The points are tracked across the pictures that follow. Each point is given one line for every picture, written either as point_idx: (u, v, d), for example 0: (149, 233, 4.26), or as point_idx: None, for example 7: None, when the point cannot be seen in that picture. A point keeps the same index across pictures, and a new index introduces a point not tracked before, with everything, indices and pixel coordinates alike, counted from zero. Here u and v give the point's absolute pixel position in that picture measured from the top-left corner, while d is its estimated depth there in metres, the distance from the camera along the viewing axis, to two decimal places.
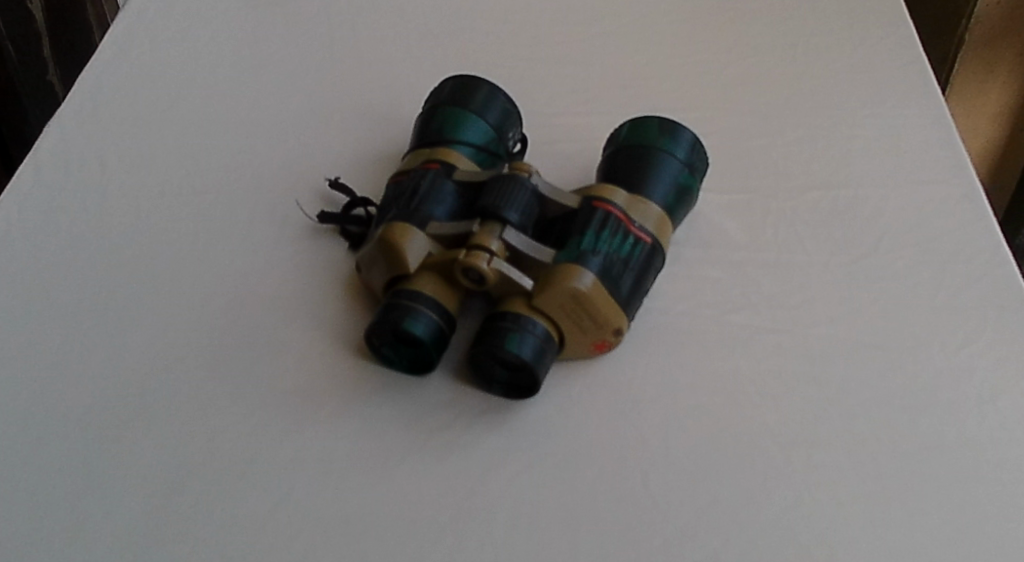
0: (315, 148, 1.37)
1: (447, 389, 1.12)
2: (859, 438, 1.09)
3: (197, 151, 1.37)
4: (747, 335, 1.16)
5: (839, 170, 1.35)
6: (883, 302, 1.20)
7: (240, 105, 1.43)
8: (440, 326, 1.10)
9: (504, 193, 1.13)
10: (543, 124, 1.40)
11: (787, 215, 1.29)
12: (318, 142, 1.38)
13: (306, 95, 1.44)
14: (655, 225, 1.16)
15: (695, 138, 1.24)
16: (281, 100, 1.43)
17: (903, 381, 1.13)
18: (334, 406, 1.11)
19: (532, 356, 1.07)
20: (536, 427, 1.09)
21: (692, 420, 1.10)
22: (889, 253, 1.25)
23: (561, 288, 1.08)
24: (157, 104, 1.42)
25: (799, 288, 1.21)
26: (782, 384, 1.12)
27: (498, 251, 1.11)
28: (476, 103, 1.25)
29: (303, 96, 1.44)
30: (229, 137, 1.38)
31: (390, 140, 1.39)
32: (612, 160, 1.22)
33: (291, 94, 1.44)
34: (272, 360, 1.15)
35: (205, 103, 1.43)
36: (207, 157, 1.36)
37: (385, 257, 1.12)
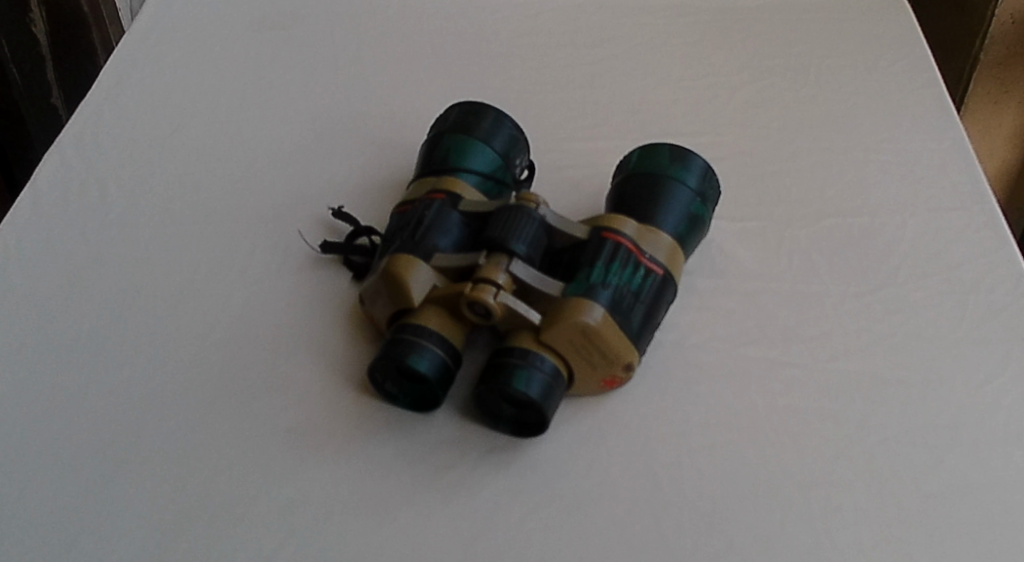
0: (318, 175, 1.35)
1: (452, 427, 1.08)
2: (881, 478, 1.05)
3: (198, 178, 1.34)
4: (762, 370, 1.13)
5: (855, 197, 1.32)
6: (903, 334, 1.16)
7: (242, 131, 1.40)
8: (445, 362, 1.06)
9: (511, 224, 1.10)
10: (551, 150, 1.37)
11: (801, 244, 1.26)
12: (321, 169, 1.35)
13: (310, 121, 1.42)
14: (666, 257, 1.12)
15: (707, 165, 1.21)
16: (284, 126, 1.41)
17: (926, 417, 1.09)
18: (335, 444, 1.08)
19: (540, 393, 1.03)
20: (544, 467, 1.06)
21: (707, 459, 1.06)
22: (908, 283, 1.21)
23: (571, 323, 1.04)
24: (158, 131, 1.40)
25: (815, 320, 1.18)
26: (799, 421, 1.09)
27: (505, 283, 1.08)
28: (482, 131, 1.23)
29: (306, 122, 1.41)
30: (231, 165, 1.36)
31: (395, 166, 1.36)
32: (621, 189, 1.19)
33: (294, 120, 1.42)
34: (272, 396, 1.12)
35: (206, 129, 1.40)
36: (209, 184, 1.33)
37: (389, 289, 1.09)
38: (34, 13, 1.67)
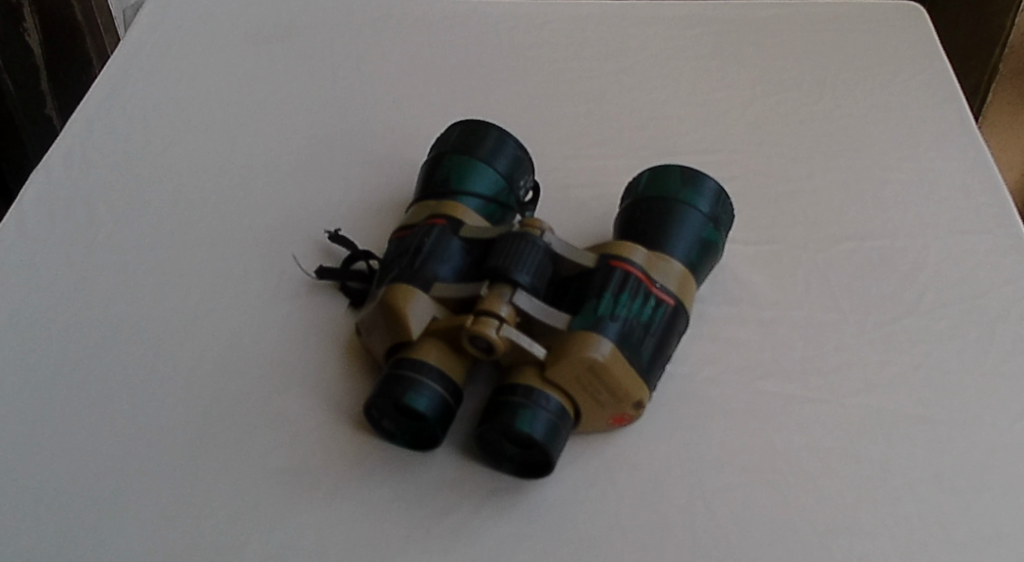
0: (313, 192, 1.29)
1: (452, 467, 1.03)
2: (906, 525, 1.00)
3: (190, 195, 1.28)
4: (779, 406, 1.08)
5: (875, 219, 1.26)
6: (926, 369, 1.11)
7: (236, 147, 1.34)
8: (445, 400, 1.01)
9: (514, 253, 1.04)
10: (557, 168, 1.32)
11: (819, 268, 1.20)
12: (317, 187, 1.30)
13: (307, 136, 1.36)
14: (677, 286, 1.07)
15: (720, 187, 1.15)
16: (280, 142, 1.35)
17: (952, 459, 1.04)
18: (329, 486, 1.03)
19: (544, 434, 0.98)
20: (549, 510, 1.01)
21: (722, 503, 1.01)
22: (931, 312, 1.16)
23: (577, 359, 0.99)
24: (148, 148, 1.34)
25: (834, 352, 1.12)
26: (819, 463, 1.04)
27: (508, 315, 1.02)
28: (484, 152, 1.17)
29: (301, 138, 1.36)
30: (226, 182, 1.30)
31: (394, 184, 1.30)
32: (630, 213, 1.13)
33: (290, 136, 1.36)
34: (263, 432, 1.06)
35: (200, 145, 1.34)
36: (202, 202, 1.27)
37: (386, 321, 1.04)
38: (27, 22, 1.61)
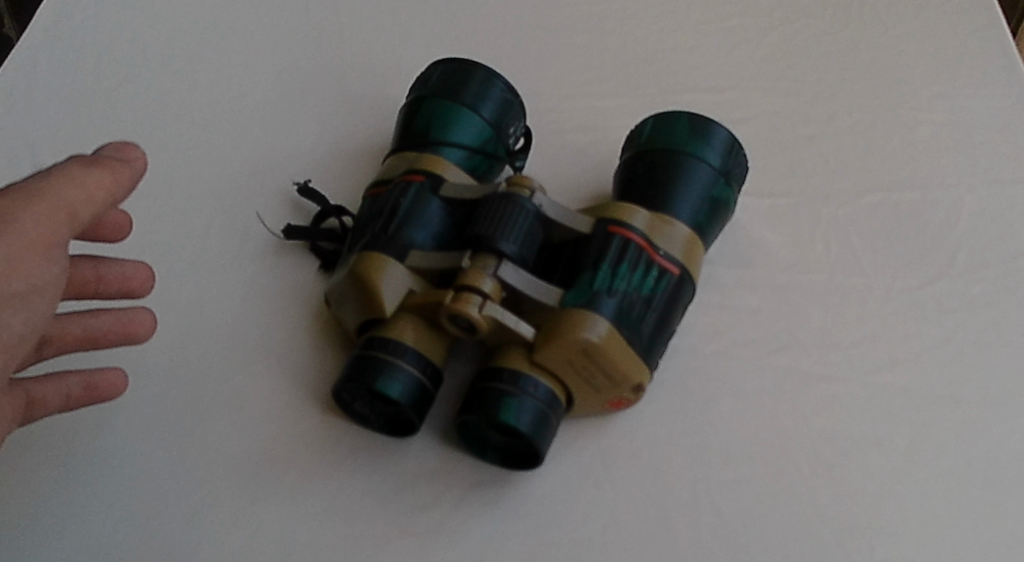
0: (282, 136, 1.16)
1: (431, 455, 0.93)
2: (934, 522, 0.91)
3: (147, 140, 1.15)
4: (794, 385, 0.98)
5: (905, 166, 1.14)
6: (958, 342, 1.01)
7: (195, 79, 1.20)
8: (421, 385, 0.91)
9: (499, 218, 0.92)
10: (552, 109, 1.19)
11: (840, 225, 1.09)
12: (286, 128, 1.16)
13: (275, 65, 1.22)
14: (683, 253, 0.95)
15: (733, 135, 1.02)
16: (244, 73, 1.21)
17: (986, 447, 0.95)
18: (294, 479, 0.93)
19: (532, 426, 0.88)
20: (536, 506, 0.91)
21: (730, 497, 0.92)
22: (965, 276, 1.05)
23: (569, 342, 0.88)
24: (100, 81, 1.19)
25: (856, 323, 1.02)
26: (838, 451, 0.94)
27: (492, 291, 0.91)
28: (469, 95, 1.04)
29: (268, 67, 1.21)
30: (186, 123, 1.16)
31: (371, 126, 1.17)
32: (632, 166, 1.01)
33: (256, 66, 1.21)
34: (222, 416, 0.96)
35: (158, 76, 1.20)
36: (160, 148, 1.14)
37: (357, 295, 0.93)
38: None
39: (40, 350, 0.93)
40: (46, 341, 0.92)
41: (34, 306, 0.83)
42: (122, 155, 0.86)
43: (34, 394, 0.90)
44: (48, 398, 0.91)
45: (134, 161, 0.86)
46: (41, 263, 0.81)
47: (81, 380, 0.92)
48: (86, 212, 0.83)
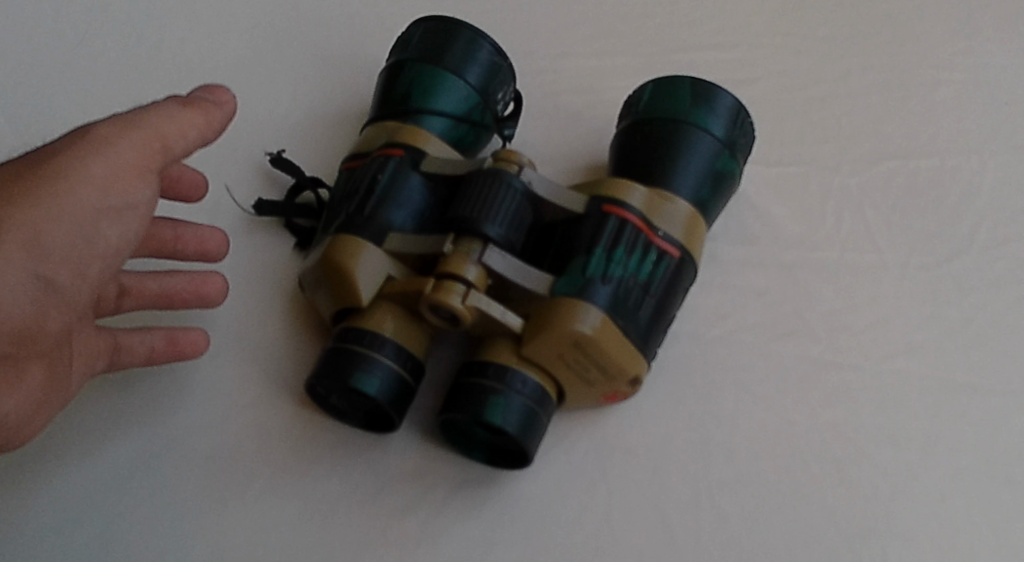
0: (252, 99, 1.07)
1: (412, 453, 0.87)
2: (951, 524, 0.86)
3: (108, 105, 1.06)
4: (802, 374, 0.91)
5: (924, 129, 1.06)
6: (980, 324, 0.94)
7: (157, 31, 1.10)
8: (401, 380, 0.84)
9: (485, 198, 0.85)
10: (545, 67, 1.10)
11: (853, 196, 1.01)
12: (257, 90, 1.08)
13: (243, 15, 1.12)
14: (683, 232, 0.88)
15: (739, 101, 0.94)
16: (211, 24, 1.11)
17: (1008, 440, 0.89)
18: (263, 482, 0.86)
19: (519, 425, 0.81)
20: (525, 508, 0.85)
21: (733, 498, 0.86)
22: (986, 253, 0.98)
23: (559, 335, 0.82)
24: (51, 31, 1.09)
25: (869, 305, 0.95)
26: (848, 448, 0.88)
27: (477, 278, 0.84)
28: (453, 59, 0.96)
29: (236, 17, 1.11)
30: (150, 86, 1.07)
31: (349, 88, 1.09)
32: (629, 137, 0.93)
33: (222, 15, 1.11)
34: (183, 411, 0.88)
35: (117, 29, 1.10)
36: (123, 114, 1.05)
37: (331, 282, 0.86)
38: None
39: (119, 301, 0.87)
40: (124, 290, 0.86)
41: (128, 226, 0.78)
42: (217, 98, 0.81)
43: (120, 339, 0.85)
44: (131, 347, 0.86)
45: (226, 102, 0.80)
46: (135, 184, 0.77)
47: (165, 333, 0.87)
48: (180, 143, 0.78)
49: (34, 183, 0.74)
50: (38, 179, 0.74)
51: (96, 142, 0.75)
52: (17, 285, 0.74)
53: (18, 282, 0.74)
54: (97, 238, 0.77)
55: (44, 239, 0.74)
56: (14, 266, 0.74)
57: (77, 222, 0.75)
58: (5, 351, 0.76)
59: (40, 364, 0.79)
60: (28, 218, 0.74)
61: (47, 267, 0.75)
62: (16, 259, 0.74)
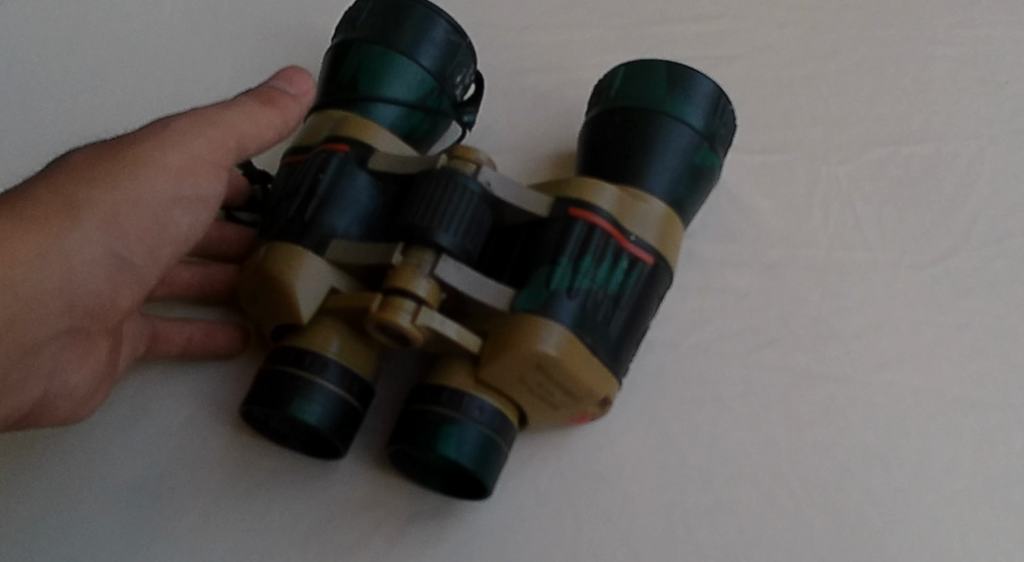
0: (181, 66, 0.96)
1: (362, 480, 0.80)
2: (946, 553, 0.79)
3: (26, 79, 0.94)
4: (786, 388, 0.84)
5: (918, 110, 0.97)
6: (977, 331, 0.87)
7: None
8: (347, 405, 0.76)
9: (437, 202, 0.77)
10: (508, 44, 1.00)
11: (841, 187, 0.93)
12: (185, 54, 0.96)
13: None
14: (658, 237, 0.79)
15: (719, 87, 0.84)
16: None
17: (1005, 461, 0.82)
18: (194, 518, 0.78)
19: (476, 458, 0.74)
20: (484, 540, 0.78)
21: (712, 528, 0.79)
22: (985, 249, 0.90)
23: (519, 358, 0.74)
24: None
25: (859, 310, 0.87)
26: (835, 471, 0.81)
27: (428, 294, 0.76)
28: (403, 39, 0.85)
29: None
30: (72, 57, 0.95)
31: (287, 49, 0.97)
32: (601, 128, 0.84)
33: None
34: (105, 440, 0.80)
35: None
36: (41, 89, 0.93)
37: (268, 296, 0.77)
38: None
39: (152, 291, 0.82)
40: (161, 281, 0.81)
41: (200, 215, 0.76)
42: (291, 88, 0.80)
43: (157, 327, 0.80)
44: (169, 335, 0.80)
45: (305, 97, 0.80)
46: (208, 175, 0.75)
47: (205, 324, 0.81)
48: (254, 139, 0.77)
49: (113, 165, 0.72)
50: (116, 162, 0.72)
51: (173, 133, 0.74)
52: (92, 261, 0.72)
53: (92, 259, 0.72)
54: (171, 223, 0.75)
55: (121, 218, 0.72)
56: (88, 243, 0.71)
57: (155, 207, 0.73)
58: (79, 325, 0.74)
59: (105, 343, 0.77)
60: (107, 199, 0.71)
61: (124, 244, 0.73)
62: (93, 236, 0.71)
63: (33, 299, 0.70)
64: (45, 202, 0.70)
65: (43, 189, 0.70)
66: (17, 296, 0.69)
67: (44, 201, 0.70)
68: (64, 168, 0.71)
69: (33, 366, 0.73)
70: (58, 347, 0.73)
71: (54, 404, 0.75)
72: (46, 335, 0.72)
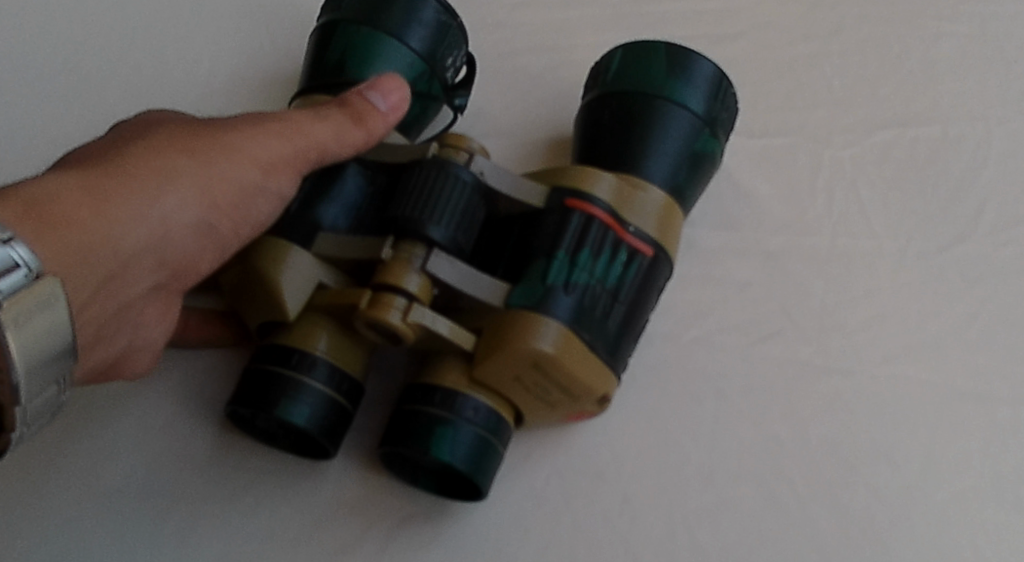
0: (160, 45, 0.92)
1: (352, 480, 0.77)
2: (954, 553, 0.77)
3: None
4: (788, 381, 0.81)
5: (924, 90, 0.94)
6: (985, 321, 0.84)
7: None
8: (337, 404, 0.74)
9: (428, 194, 0.73)
10: (501, 22, 0.97)
11: (844, 172, 0.90)
12: (166, 33, 0.92)
13: None
14: (658, 227, 0.76)
15: (721, 70, 0.81)
16: None
17: (1014, 456, 0.80)
18: (181, 518, 0.75)
19: (470, 460, 0.71)
20: (479, 541, 0.76)
21: (713, 527, 0.77)
22: (993, 235, 0.88)
23: (514, 356, 0.71)
24: None
25: (864, 299, 0.85)
26: (839, 466, 0.79)
27: (420, 289, 0.73)
28: (391, 20, 0.81)
29: None
30: (46, 36, 0.91)
31: (271, 28, 0.93)
32: (598, 113, 0.81)
33: None
34: (83, 441, 0.77)
35: None
36: (14, 68, 0.90)
37: (253, 291, 0.74)
38: None
39: None
40: None
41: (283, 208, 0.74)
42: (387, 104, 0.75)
43: None
44: None
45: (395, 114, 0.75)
46: (293, 174, 0.73)
47: (200, 312, 0.78)
48: (338, 154, 0.74)
49: (206, 142, 0.71)
50: (205, 141, 0.71)
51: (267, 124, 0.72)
52: (181, 231, 0.70)
53: (183, 229, 0.70)
54: (257, 205, 0.72)
55: (212, 191, 0.71)
56: (176, 210, 0.69)
57: (241, 186, 0.71)
58: (163, 285, 0.72)
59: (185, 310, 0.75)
60: (198, 173, 0.70)
61: (211, 215, 0.71)
62: (184, 206, 0.70)
63: (123, 260, 0.68)
64: (137, 167, 0.69)
65: (139, 152, 0.70)
66: (111, 258, 0.67)
67: (139, 165, 0.69)
68: (154, 138, 0.71)
69: (121, 323, 0.70)
70: (143, 305, 0.71)
71: (134, 359, 0.73)
72: (135, 294, 0.70)
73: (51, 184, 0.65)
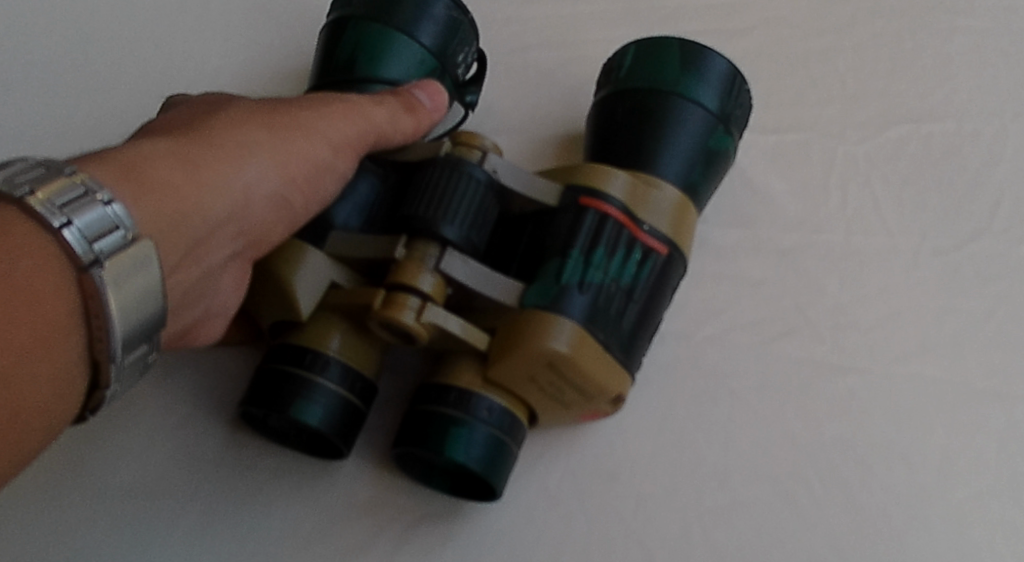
0: (169, 41, 0.91)
1: (365, 481, 0.77)
2: (970, 552, 0.77)
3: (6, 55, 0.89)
4: (803, 380, 0.81)
5: (938, 86, 0.93)
6: (1001, 319, 0.84)
7: None
8: (350, 404, 0.73)
9: (442, 193, 0.73)
10: (510, 18, 0.96)
11: (858, 169, 0.89)
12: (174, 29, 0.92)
13: None
14: (672, 226, 0.75)
15: (735, 66, 0.80)
16: None
17: None
18: (194, 518, 0.75)
19: (484, 461, 0.71)
20: (492, 541, 0.75)
21: (728, 527, 0.77)
22: (1008, 232, 0.87)
23: (527, 357, 0.71)
24: None
25: (879, 297, 0.84)
26: (855, 464, 0.79)
27: (433, 288, 0.73)
28: (402, 16, 0.80)
29: None
30: (55, 31, 0.91)
31: (280, 24, 0.93)
32: (611, 110, 0.80)
33: None
34: (96, 441, 0.76)
35: None
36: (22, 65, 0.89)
37: (264, 292, 0.74)
38: None
39: None
40: None
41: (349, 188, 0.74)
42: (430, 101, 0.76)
43: None
44: None
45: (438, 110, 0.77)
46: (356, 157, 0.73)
47: None
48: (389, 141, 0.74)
49: (282, 117, 0.71)
50: (279, 118, 0.71)
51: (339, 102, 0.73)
52: (262, 202, 0.69)
53: (263, 199, 0.69)
54: (327, 181, 0.72)
55: (290, 162, 0.70)
56: (257, 180, 0.69)
57: (317, 160, 0.71)
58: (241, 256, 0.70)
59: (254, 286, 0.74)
60: (277, 146, 0.70)
61: (288, 187, 0.70)
62: (263, 176, 0.69)
63: (209, 228, 0.66)
64: (217, 139, 0.68)
65: (220, 126, 0.69)
66: (198, 223, 0.66)
67: (220, 137, 0.68)
68: (232, 114, 0.71)
69: (204, 290, 0.69)
70: (223, 273, 0.70)
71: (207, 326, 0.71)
72: (216, 262, 0.68)
73: (141, 150, 0.64)
